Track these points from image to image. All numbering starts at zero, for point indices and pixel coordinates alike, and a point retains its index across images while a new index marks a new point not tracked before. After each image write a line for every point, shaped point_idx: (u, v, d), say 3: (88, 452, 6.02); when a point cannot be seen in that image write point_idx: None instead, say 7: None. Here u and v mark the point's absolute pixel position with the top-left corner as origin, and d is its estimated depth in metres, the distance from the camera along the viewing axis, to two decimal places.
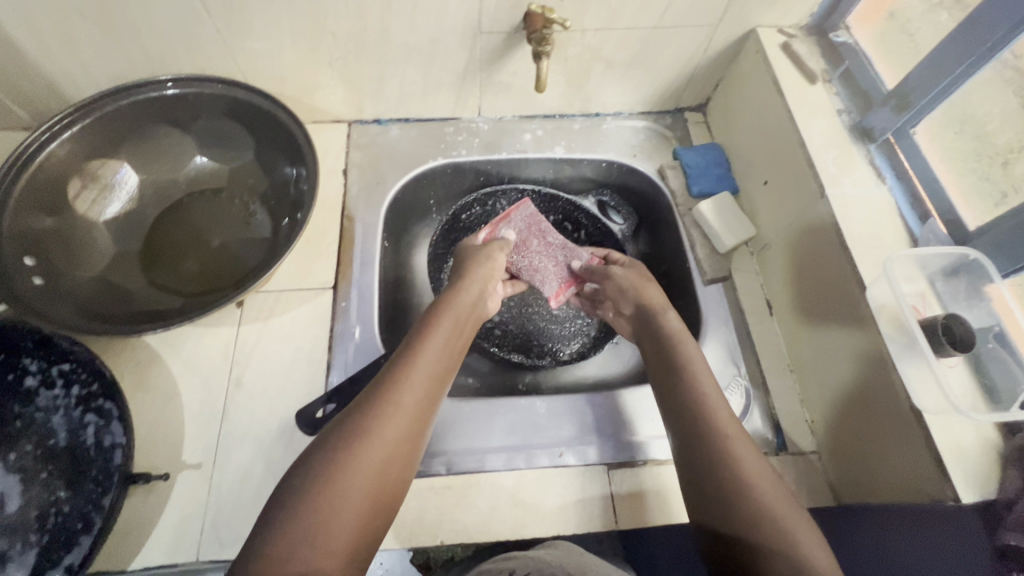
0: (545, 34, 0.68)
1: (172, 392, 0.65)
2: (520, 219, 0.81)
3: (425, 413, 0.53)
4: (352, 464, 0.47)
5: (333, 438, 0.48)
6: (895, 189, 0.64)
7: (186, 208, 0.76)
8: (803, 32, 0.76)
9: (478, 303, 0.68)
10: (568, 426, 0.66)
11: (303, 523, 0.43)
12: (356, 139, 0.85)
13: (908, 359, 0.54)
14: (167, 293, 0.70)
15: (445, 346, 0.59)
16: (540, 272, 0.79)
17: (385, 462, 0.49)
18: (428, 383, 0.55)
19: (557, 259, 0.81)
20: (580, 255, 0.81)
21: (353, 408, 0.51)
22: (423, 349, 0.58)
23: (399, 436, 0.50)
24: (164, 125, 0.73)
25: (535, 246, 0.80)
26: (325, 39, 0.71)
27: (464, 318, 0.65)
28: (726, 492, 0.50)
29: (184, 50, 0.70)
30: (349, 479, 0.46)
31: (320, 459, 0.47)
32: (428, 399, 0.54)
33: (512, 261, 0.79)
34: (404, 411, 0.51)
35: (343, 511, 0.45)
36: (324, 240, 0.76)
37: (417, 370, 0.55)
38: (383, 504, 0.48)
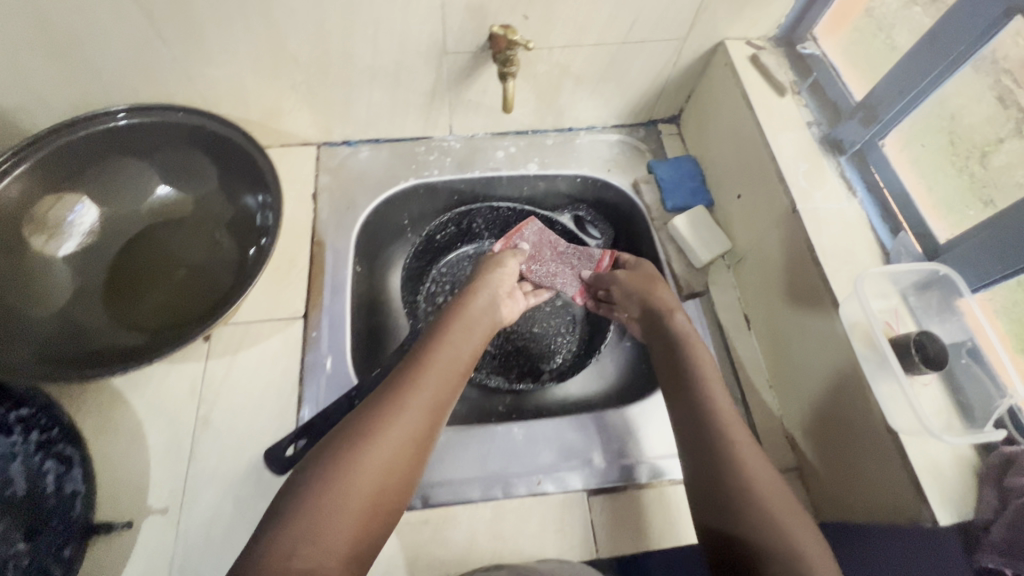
0: (509, 56, 0.66)
1: (137, 433, 0.63)
2: (530, 233, 0.82)
3: (434, 420, 0.54)
4: (358, 465, 0.47)
5: (341, 439, 0.49)
6: (866, 201, 0.64)
7: (151, 240, 0.74)
8: (771, 43, 0.76)
9: (489, 311, 0.69)
10: (547, 452, 0.65)
11: (305, 521, 0.44)
12: (325, 162, 0.84)
13: (881, 378, 0.53)
14: (131, 330, 0.68)
15: (457, 355, 0.60)
16: (558, 278, 0.81)
17: (390, 465, 0.49)
18: (437, 390, 0.56)
19: (572, 265, 0.82)
20: (592, 257, 0.82)
21: (362, 412, 0.52)
22: (435, 358, 0.59)
23: (407, 440, 0.51)
24: (123, 157, 0.71)
25: (549, 255, 0.82)
26: (286, 64, 0.70)
27: (475, 328, 0.66)
28: (731, 486, 0.51)
29: (140, 79, 0.68)
30: (354, 478, 0.47)
31: (327, 458, 0.48)
32: (438, 406, 0.55)
33: (529, 272, 0.80)
34: (413, 416, 0.52)
35: (346, 512, 0.46)
36: (294, 268, 0.75)
37: (429, 377, 0.56)
38: (387, 508, 0.48)
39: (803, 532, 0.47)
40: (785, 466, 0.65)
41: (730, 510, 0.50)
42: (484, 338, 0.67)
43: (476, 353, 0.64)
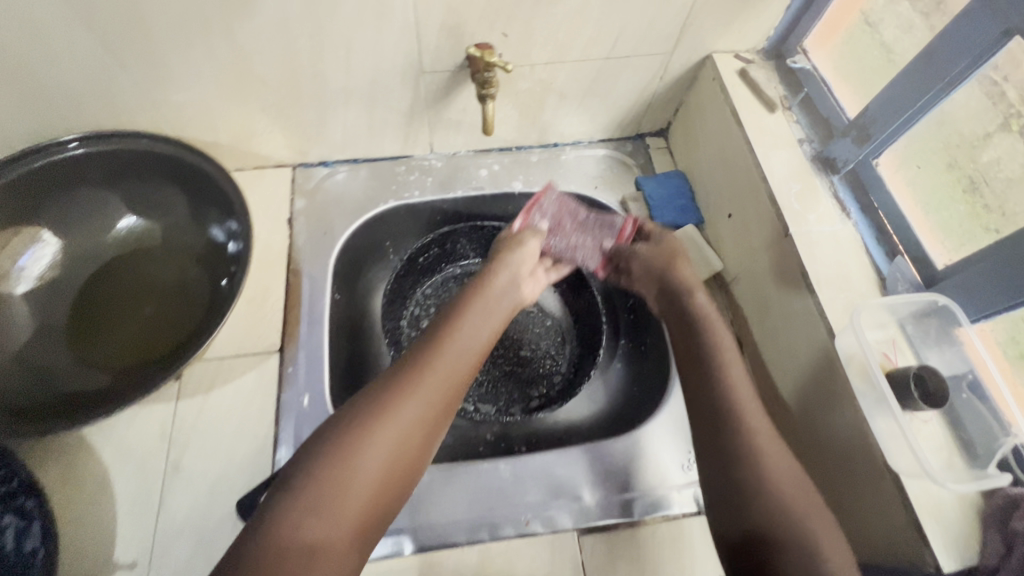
0: (488, 77, 0.63)
1: (103, 482, 0.60)
2: (550, 204, 0.77)
3: (445, 403, 0.54)
4: (368, 444, 0.49)
5: (352, 417, 0.50)
6: (860, 223, 0.61)
7: (117, 272, 0.71)
8: (760, 57, 0.73)
9: (509, 291, 0.67)
10: (535, 490, 0.63)
11: (313, 496, 0.46)
12: (301, 184, 0.80)
13: (879, 415, 0.51)
14: (96, 371, 0.64)
15: (475, 338, 0.60)
16: (579, 251, 0.77)
17: (399, 445, 0.50)
18: (451, 374, 0.55)
19: (595, 235, 0.77)
20: (614, 225, 0.76)
21: (375, 391, 0.52)
22: (451, 340, 0.58)
23: (417, 422, 0.51)
24: (81, 188, 0.67)
25: (570, 227, 0.77)
26: (255, 86, 0.67)
27: (494, 310, 0.64)
28: (749, 476, 0.51)
29: (99, 106, 0.65)
30: (362, 456, 0.48)
31: (338, 434, 0.49)
32: (451, 390, 0.55)
33: (550, 248, 0.76)
34: (424, 399, 0.53)
35: (353, 489, 0.47)
36: (269, 298, 0.72)
37: (444, 360, 0.56)
38: (394, 487, 0.50)
39: (821, 522, 0.48)
40: None
41: (745, 495, 0.50)
42: (502, 319, 0.65)
43: (493, 336, 0.63)
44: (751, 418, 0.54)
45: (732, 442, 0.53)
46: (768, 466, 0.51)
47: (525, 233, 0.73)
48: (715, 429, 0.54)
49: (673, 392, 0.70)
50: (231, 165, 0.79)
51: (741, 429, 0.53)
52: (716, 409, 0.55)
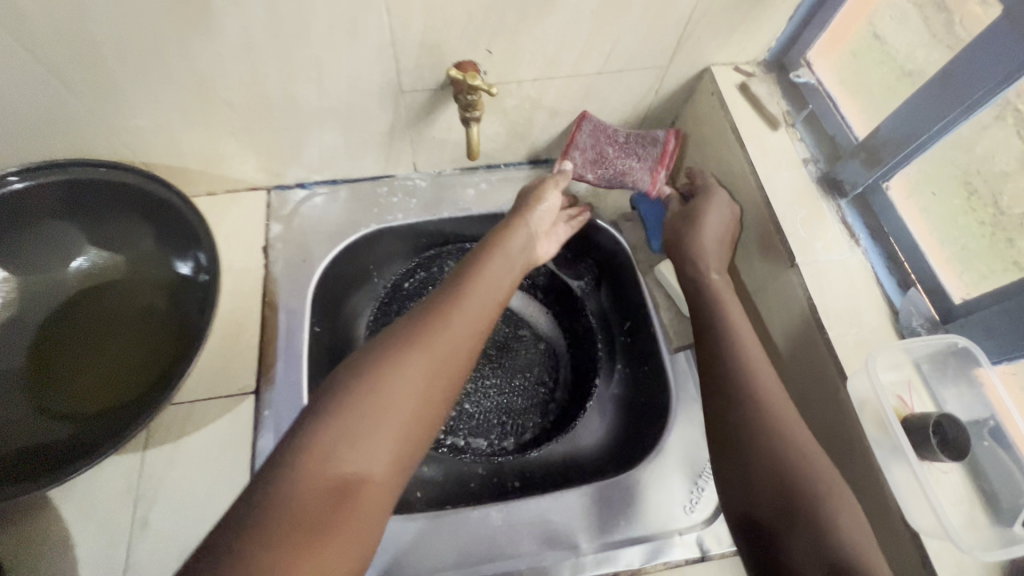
0: (471, 100, 0.59)
1: (65, 542, 0.56)
2: (587, 137, 0.69)
3: (475, 338, 0.51)
4: (400, 371, 0.45)
5: (382, 347, 0.47)
6: (870, 250, 0.58)
7: (80, 310, 0.66)
8: (761, 69, 0.69)
9: (528, 247, 0.64)
10: (529, 538, 0.59)
11: (345, 425, 0.41)
12: (277, 208, 0.76)
13: (894, 465, 0.47)
14: (56, 420, 0.60)
15: (501, 280, 0.57)
16: (629, 176, 0.72)
17: (432, 375, 0.46)
18: (481, 309, 0.53)
19: (639, 154, 0.72)
20: (655, 145, 0.73)
21: (403, 325, 0.49)
22: (478, 279, 0.56)
23: (449, 353, 0.48)
24: (34, 223, 0.62)
25: (614, 153, 0.70)
26: (221, 110, 0.62)
27: (517, 260, 0.62)
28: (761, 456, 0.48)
29: (51, 134, 0.60)
30: (394, 384, 0.44)
31: (367, 364, 0.45)
32: (479, 327, 0.52)
33: (598, 182, 0.72)
34: (456, 330, 0.50)
35: (387, 417, 0.43)
36: (243, 334, 0.67)
37: (473, 296, 0.53)
38: (427, 421, 0.45)
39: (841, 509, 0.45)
40: None
41: (760, 469, 0.48)
42: (522, 269, 0.62)
43: (515, 284, 0.60)
44: (770, 397, 0.51)
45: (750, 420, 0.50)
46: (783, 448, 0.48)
47: (550, 181, 0.69)
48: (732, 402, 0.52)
49: (674, 426, 0.66)
50: (201, 189, 0.74)
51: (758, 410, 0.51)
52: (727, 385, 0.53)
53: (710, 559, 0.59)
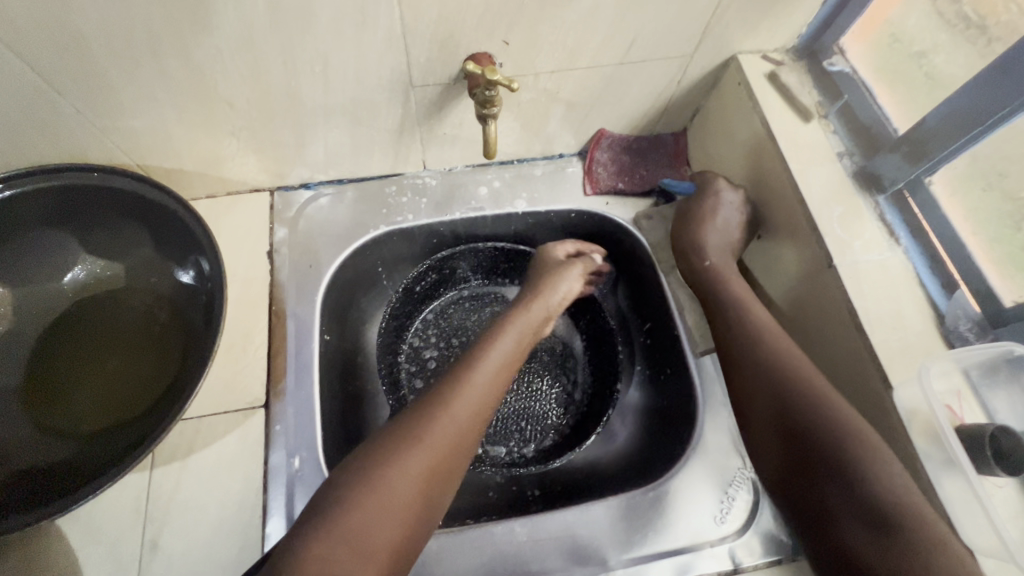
0: (489, 95, 0.55)
1: (71, 568, 0.53)
2: (606, 154, 0.76)
3: (476, 426, 0.52)
4: (398, 468, 0.46)
5: (384, 441, 0.48)
6: (911, 249, 0.55)
7: (76, 322, 0.63)
8: (790, 56, 0.66)
9: (540, 317, 0.65)
10: (555, 554, 0.57)
11: (343, 525, 0.43)
12: (281, 210, 0.72)
13: (946, 479, 0.45)
14: (57, 440, 0.57)
15: (508, 358, 0.57)
16: (651, 182, 0.77)
17: (429, 471, 0.47)
18: (484, 392, 0.53)
19: (653, 162, 0.78)
20: (664, 151, 0.78)
21: (406, 416, 0.50)
22: (485, 359, 0.56)
23: (448, 445, 0.49)
24: (26, 232, 0.59)
25: (633, 164, 0.77)
26: (221, 109, 0.58)
27: (525, 335, 0.62)
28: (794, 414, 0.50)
29: (41, 140, 0.56)
30: (392, 482, 0.45)
31: (369, 460, 0.47)
32: (482, 414, 0.53)
33: (628, 188, 0.76)
34: (458, 419, 0.50)
35: (385, 512, 0.44)
36: (250, 344, 0.64)
37: (477, 380, 0.54)
38: (423, 515, 0.47)
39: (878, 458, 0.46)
40: None
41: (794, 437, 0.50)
42: (530, 341, 0.62)
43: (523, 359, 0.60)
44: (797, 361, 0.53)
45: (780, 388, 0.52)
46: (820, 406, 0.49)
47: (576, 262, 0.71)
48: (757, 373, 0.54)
49: (701, 433, 0.64)
50: (201, 191, 0.70)
51: (786, 375, 0.52)
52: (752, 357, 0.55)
53: (743, 571, 0.57)
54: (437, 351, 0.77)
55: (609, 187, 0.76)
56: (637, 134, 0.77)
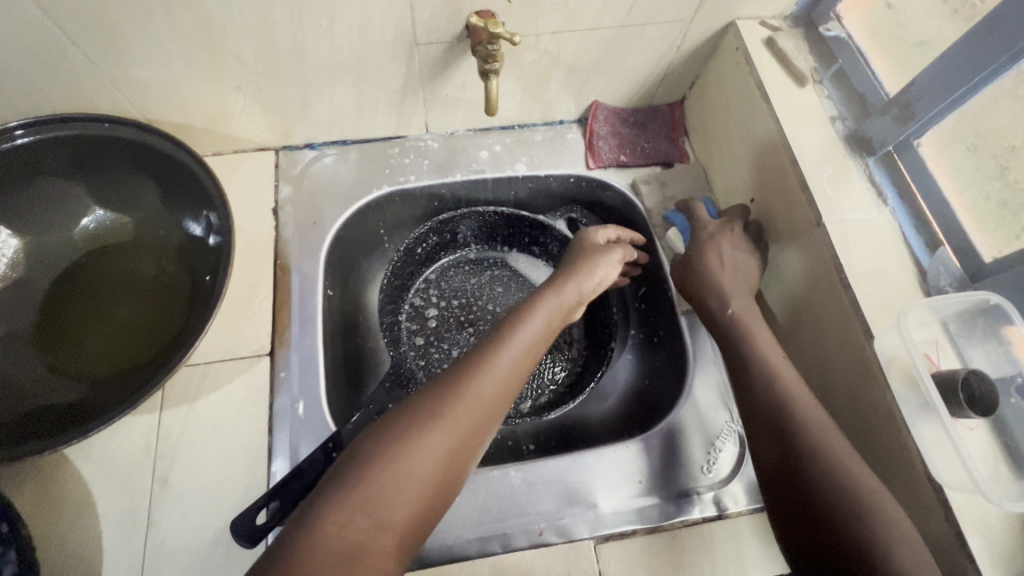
0: (491, 51, 0.56)
1: (86, 500, 0.56)
2: (605, 128, 0.78)
3: (498, 408, 0.48)
4: (419, 442, 0.43)
5: (406, 414, 0.45)
6: (897, 210, 0.57)
7: (87, 270, 0.65)
8: (788, 23, 0.67)
9: (581, 288, 0.60)
10: (549, 497, 0.60)
11: (358, 495, 0.40)
12: (286, 169, 0.74)
13: (921, 421, 0.48)
14: (69, 381, 0.59)
15: (535, 337, 0.54)
16: (653, 154, 0.78)
17: (450, 448, 0.44)
18: (511, 371, 0.50)
19: (653, 133, 0.79)
20: (661, 122, 0.80)
21: (429, 390, 0.47)
22: (514, 337, 0.52)
23: (471, 423, 0.46)
24: (41, 180, 0.61)
25: (632, 138, 0.78)
26: (230, 63, 0.60)
27: (558, 313, 0.57)
28: (810, 467, 0.47)
29: (54, 90, 0.58)
30: (413, 456, 0.43)
31: (389, 432, 0.44)
32: (507, 394, 0.49)
33: (629, 161, 0.77)
34: (482, 398, 0.47)
35: (403, 486, 0.41)
36: (256, 297, 0.66)
37: (504, 359, 0.50)
38: (440, 495, 0.43)
39: (895, 524, 0.43)
40: None
41: (779, 432, 0.50)
42: (560, 320, 0.58)
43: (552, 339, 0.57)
44: (808, 408, 0.50)
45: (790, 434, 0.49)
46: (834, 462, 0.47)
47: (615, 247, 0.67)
48: (769, 417, 0.51)
49: (691, 388, 0.66)
50: (208, 148, 0.72)
51: (796, 417, 0.50)
52: (759, 397, 0.53)
53: (727, 517, 0.59)
54: (437, 311, 0.79)
55: (612, 160, 0.77)
56: (632, 109, 0.79)
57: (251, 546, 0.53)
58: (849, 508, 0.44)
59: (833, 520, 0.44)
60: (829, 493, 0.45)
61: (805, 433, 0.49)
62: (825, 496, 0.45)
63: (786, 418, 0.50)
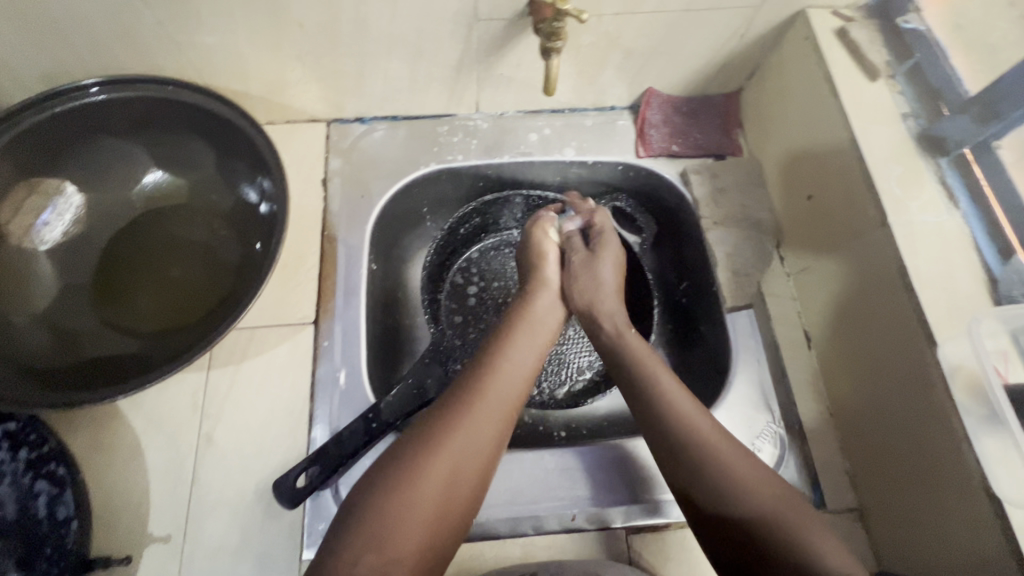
0: (556, 28, 0.55)
1: (135, 451, 0.58)
2: (657, 116, 0.76)
3: (499, 429, 0.49)
4: (420, 473, 0.44)
5: (407, 446, 0.46)
6: (969, 214, 0.55)
7: (143, 229, 0.67)
8: (863, 13, 0.64)
9: (553, 310, 0.62)
10: (581, 484, 0.60)
11: (367, 532, 0.41)
12: (336, 142, 0.74)
13: (985, 434, 0.46)
14: (122, 335, 0.61)
15: (524, 359, 0.55)
16: (705, 144, 0.76)
17: (454, 475, 0.45)
18: (503, 393, 0.51)
19: (706, 124, 0.77)
20: (717, 112, 0.78)
21: (427, 420, 0.48)
22: (501, 360, 0.54)
23: (472, 449, 0.46)
24: (107, 138, 0.62)
25: (684, 127, 0.77)
26: (291, 30, 0.60)
27: (540, 335, 0.59)
28: (720, 480, 0.46)
29: (122, 49, 0.59)
30: (419, 488, 0.43)
31: (388, 468, 0.44)
32: (505, 416, 0.50)
33: (680, 151, 0.75)
34: (483, 425, 0.48)
35: (412, 517, 0.42)
36: (302, 266, 0.67)
37: (496, 384, 0.51)
38: (453, 524, 0.44)
39: (820, 531, 0.43)
40: (843, 507, 0.59)
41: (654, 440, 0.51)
42: (548, 340, 0.60)
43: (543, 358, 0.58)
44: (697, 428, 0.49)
45: (684, 446, 0.48)
46: (733, 470, 0.46)
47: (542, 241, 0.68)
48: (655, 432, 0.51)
49: (732, 386, 0.65)
50: (263, 116, 0.73)
51: (691, 429, 0.49)
52: (656, 406, 0.51)
53: None
54: (477, 291, 0.79)
55: (662, 150, 0.75)
56: (687, 98, 0.77)
57: (293, 507, 0.54)
58: (771, 519, 0.43)
59: (756, 533, 0.43)
60: (740, 507, 0.44)
61: (701, 447, 0.48)
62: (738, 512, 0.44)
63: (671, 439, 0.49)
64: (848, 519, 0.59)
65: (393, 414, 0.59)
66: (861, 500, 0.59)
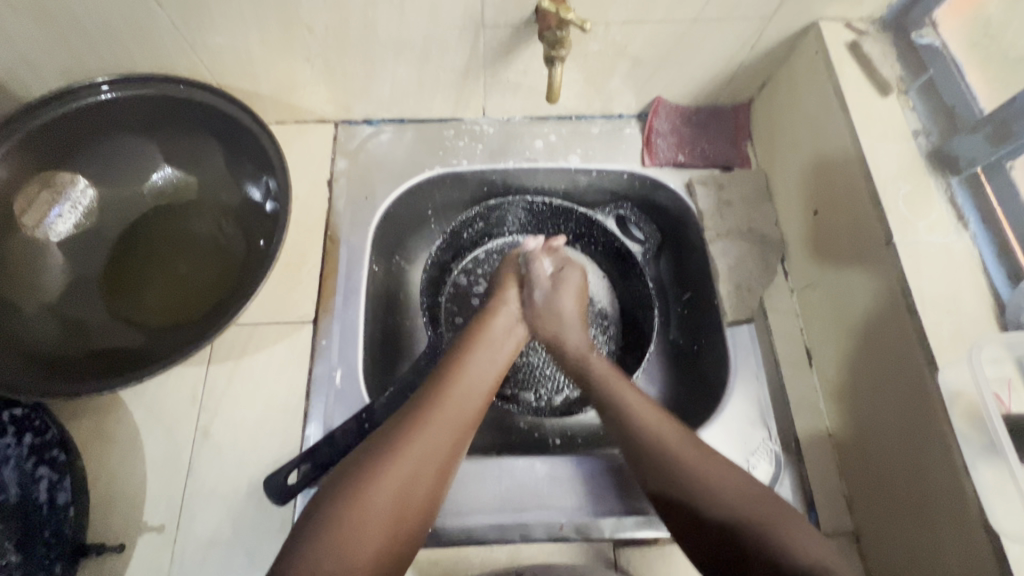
0: (559, 37, 0.56)
1: (134, 442, 0.59)
2: (664, 125, 0.75)
3: (458, 437, 0.50)
4: (376, 484, 0.44)
5: (363, 455, 0.46)
6: (979, 235, 0.54)
7: (150, 224, 0.68)
8: (876, 27, 0.63)
9: (512, 330, 0.63)
10: (570, 494, 0.59)
11: (327, 537, 0.42)
12: (343, 143, 0.75)
13: (983, 463, 0.45)
14: (129, 327, 0.62)
15: (482, 369, 0.56)
16: (713, 155, 0.75)
17: (408, 484, 0.45)
18: (459, 404, 0.51)
19: (714, 133, 0.76)
20: (726, 122, 0.77)
21: (390, 425, 0.49)
22: (462, 371, 0.54)
23: (427, 456, 0.47)
24: (120, 134, 0.64)
25: (691, 137, 0.76)
26: (300, 33, 0.61)
27: (501, 349, 0.60)
28: (693, 478, 0.47)
29: (137, 48, 0.61)
30: (376, 493, 0.44)
31: (347, 478, 0.45)
32: (462, 427, 0.50)
33: (687, 160, 0.75)
34: (437, 432, 0.49)
35: (369, 524, 0.43)
36: (305, 264, 0.68)
37: (455, 394, 0.52)
38: (408, 527, 0.45)
39: (793, 525, 0.44)
40: (839, 529, 0.58)
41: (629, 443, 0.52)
42: (508, 356, 0.61)
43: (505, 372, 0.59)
44: (664, 436, 0.51)
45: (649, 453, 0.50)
46: (707, 479, 0.47)
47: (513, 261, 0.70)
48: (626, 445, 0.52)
49: (730, 400, 0.64)
50: (273, 115, 0.74)
51: (655, 437, 0.51)
52: (620, 416, 0.54)
53: None
54: (480, 292, 0.80)
55: (669, 160, 0.75)
56: (696, 108, 0.77)
57: (282, 504, 0.55)
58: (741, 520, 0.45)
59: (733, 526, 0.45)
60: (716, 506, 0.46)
61: (666, 454, 0.49)
62: (717, 516, 0.45)
63: (643, 443, 0.51)
64: (841, 542, 0.57)
65: (385, 414, 0.60)
66: (856, 523, 0.58)
